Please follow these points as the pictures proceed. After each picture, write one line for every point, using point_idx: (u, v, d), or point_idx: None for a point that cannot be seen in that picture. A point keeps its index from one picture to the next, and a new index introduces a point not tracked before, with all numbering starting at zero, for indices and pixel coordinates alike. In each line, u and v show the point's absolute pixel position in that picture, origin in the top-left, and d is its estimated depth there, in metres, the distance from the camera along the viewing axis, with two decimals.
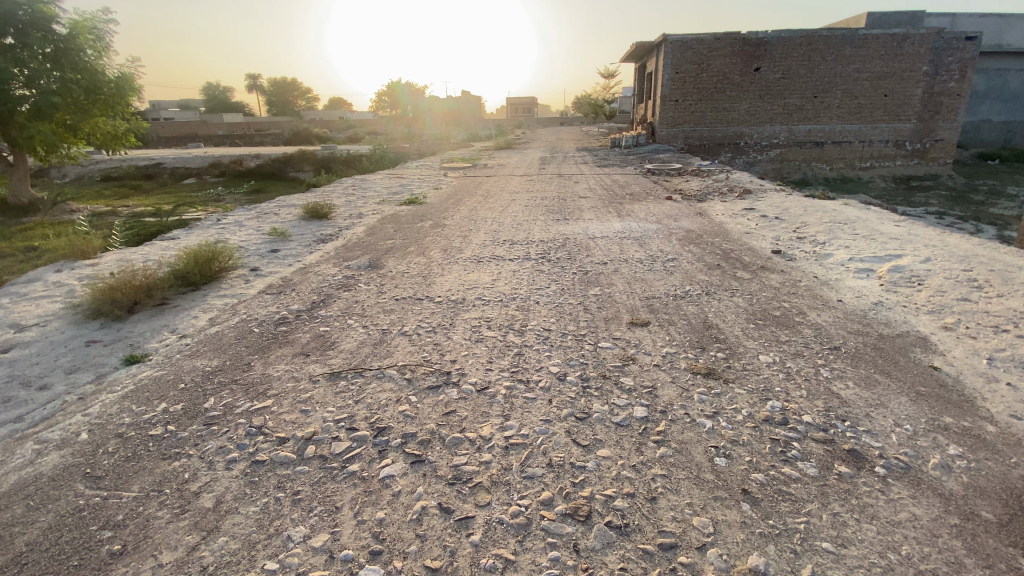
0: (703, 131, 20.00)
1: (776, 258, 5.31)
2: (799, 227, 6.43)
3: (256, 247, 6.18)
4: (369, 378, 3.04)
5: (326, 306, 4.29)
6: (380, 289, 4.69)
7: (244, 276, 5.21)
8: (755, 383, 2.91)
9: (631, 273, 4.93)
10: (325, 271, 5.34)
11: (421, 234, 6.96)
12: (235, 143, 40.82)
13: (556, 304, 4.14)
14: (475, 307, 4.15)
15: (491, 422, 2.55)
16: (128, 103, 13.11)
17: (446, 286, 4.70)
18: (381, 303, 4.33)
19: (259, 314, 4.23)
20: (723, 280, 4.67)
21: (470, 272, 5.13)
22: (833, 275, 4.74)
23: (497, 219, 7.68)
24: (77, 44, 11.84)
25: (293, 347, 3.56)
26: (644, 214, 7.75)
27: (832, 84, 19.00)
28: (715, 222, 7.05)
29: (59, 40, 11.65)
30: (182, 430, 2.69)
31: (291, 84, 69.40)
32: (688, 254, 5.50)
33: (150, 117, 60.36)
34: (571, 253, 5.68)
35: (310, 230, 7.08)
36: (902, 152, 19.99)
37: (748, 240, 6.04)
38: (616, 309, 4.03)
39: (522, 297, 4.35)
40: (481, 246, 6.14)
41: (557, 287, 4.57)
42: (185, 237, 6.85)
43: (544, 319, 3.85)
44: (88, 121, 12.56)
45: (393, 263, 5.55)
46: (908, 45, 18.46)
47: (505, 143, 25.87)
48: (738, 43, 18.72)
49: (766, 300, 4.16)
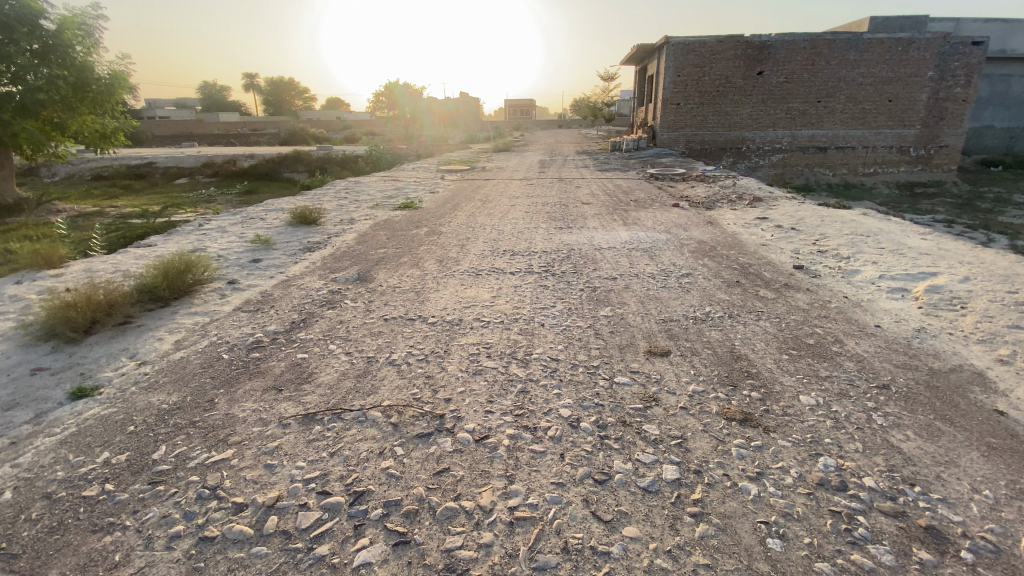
0: (705, 135, 19.69)
1: (798, 274, 4.91)
2: (819, 239, 6.03)
3: (236, 255, 5.75)
4: (348, 423, 2.61)
5: (306, 328, 3.85)
6: (368, 307, 4.25)
7: (220, 289, 4.77)
8: (801, 434, 2.49)
9: (643, 290, 4.51)
10: (310, 285, 4.90)
11: (416, 242, 6.54)
12: (231, 143, 40.35)
13: (563, 327, 3.71)
14: (473, 330, 3.72)
15: (493, 486, 2.12)
16: (117, 100, 12.66)
17: (441, 304, 4.26)
18: (368, 324, 3.89)
19: (231, 336, 3.79)
20: (745, 299, 4.26)
21: (468, 288, 4.70)
22: (864, 296, 4.33)
23: (496, 226, 7.27)
24: (65, 41, 11.35)
25: (265, 379, 3.12)
26: (651, 222, 7.36)
27: (836, 89, 18.67)
28: (728, 233, 6.65)
29: (45, 36, 11.14)
30: (123, 491, 2.24)
31: (288, 83, 68.92)
32: (703, 269, 5.10)
33: (147, 115, 59.95)
34: (576, 266, 5.26)
35: (297, 237, 6.65)
36: (906, 158, 19.69)
37: (766, 253, 5.64)
38: (630, 334, 3.60)
39: (525, 317, 3.92)
40: (479, 256, 5.72)
41: (563, 306, 4.15)
42: (163, 243, 6.41)
43: (550, 346, 3.42)
44: (76, 120, 12.06)
45: (384, 276, 5.12)
46: (913, 50, 18.19)
47: (503, 145, 25.47)
48: (741, 46, 18.39)
49: (795, 325, 3.75)
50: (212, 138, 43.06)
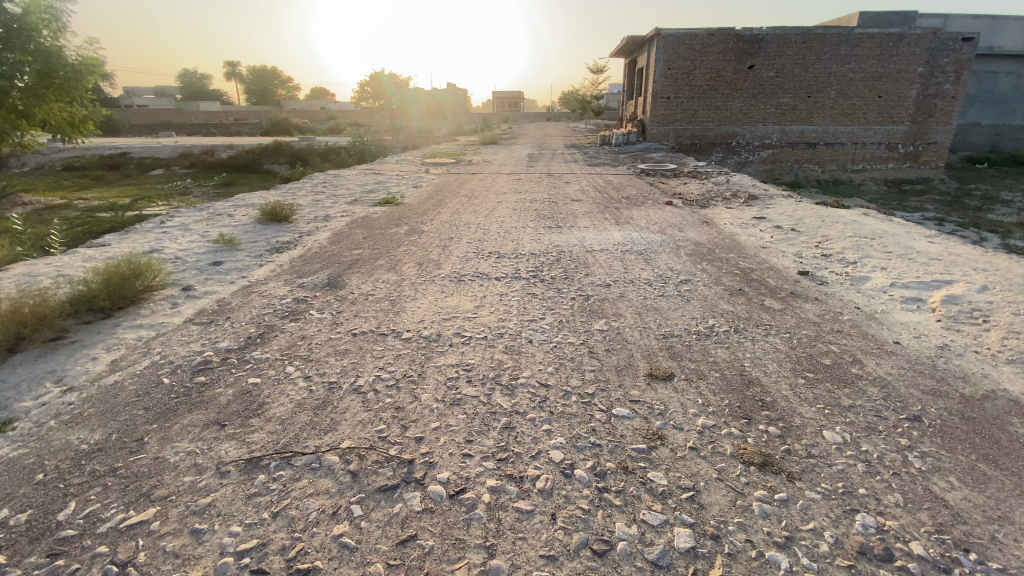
0: (695, 130, 19.38)
1: (804, 281, 4.57)
2: (822, 241, 5.71)
3: (195, 257, 5.25)
4: (299, 473, 2.20)
5: (263, 346, 3.41)
6: (335, 319, 3.80)
7: (172, 297, 4.29)
8: (830, 483, 2.14)
9: (640, 300, 4.13)
10: (274, 292, 4.44)
11: (394, 242, 6.09)
12: (212, 133, 39.20)
13: (553, 344, 3.32)
14: (452, 348, 3.30)
15: (469, 563, 1.74)
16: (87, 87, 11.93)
17: (417, 317, 3.83)
18: (333, 341, 3.44)
19: (177, 356, 3.33)
20: (750, 311, 3.91)
21: (447, 296, 4.27)
22: (878, 307, 4.00)
23: (482, 225, 6.86)
24: (32, 26, 10.63)
25: (209, 410, 2.70)
26: (645, 222, 7.00)
27: (827, 84, 18.46)
28: (725, 234, 6.31)
29: (11, 21, 10.41)
30: (12, 568, 1.81)
31: (271, 73, 67.32)
32: (703, 274, 4.74)
33: (124, 103, 58.12)
34: (567, 271, 4.87)
35: (264, 236, 6.15)
36: (895, 155, 19.59)
37: (767, 257, 5.31)
38: (628, 353, 3.21)
39: (511, 332, 3.52)
40: (462, 259, 5.31)
41: (553, 317, 3.76)
42: (117, 242, 5.88)
43: (539, 367, 3.03)
44: (43, 108, 11.30)
45: (357, 281, 4.68)
46: (903, 45, 18.03)
47: (491, 138, 24.95)
48: (732, 40, 18.07)
49: (808, 341, 3.41)
50: (191, 128, 41.75)
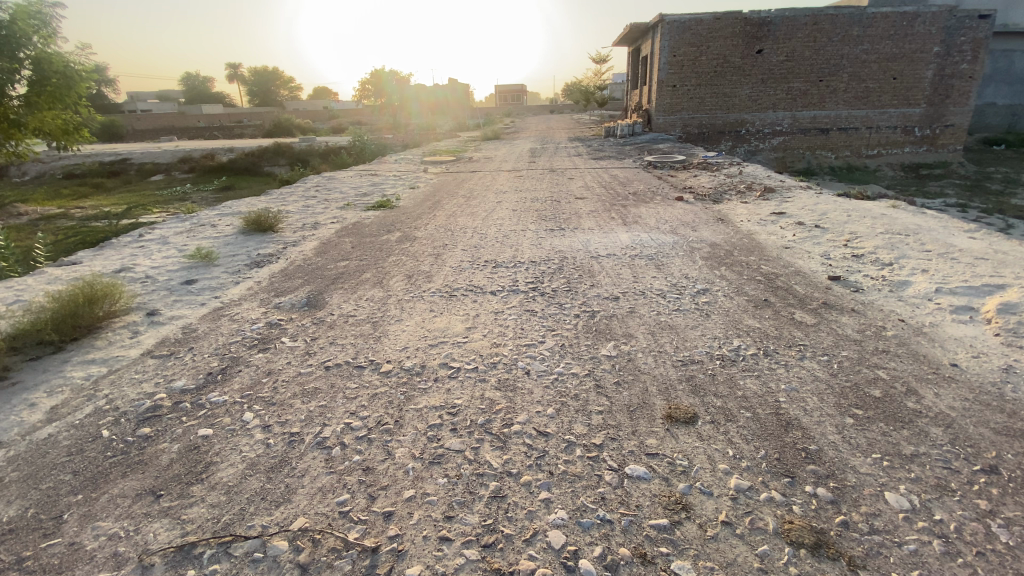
0: (703, 118, 18.70)
1: (837, 288, 4.07)
2: (851, 240, 5.19)
3: (166, 276, 4.86)
4: (237, 567, 1.77)
5: (222, 386, 2.99)
6: (308, 349, 3.38)
7: (134, 324, 3.90)
8: (904, 573, 1.68)
9: (652, 317, 3.64)
10: (245, 316, 4.02)
11: (384, 252, 5.66)
12: (215, 135, 39.04)
13: (553, 377, 2.86)
14: (436, 385, 2.84)
15: None
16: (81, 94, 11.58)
17: (399, 343, 3.37)
18: (301, 378, 3.01)
19: (125, 400, 2.93)
20: (779, 327, 3.42)
21: (435, 316, 3.82)
22: (924, 319, 3.48)
23: (478, 229, 6.42)
24: (20, 34, 10.28)
25: (146, 476, 2.30)
26: (654, 221, 6.51)
27: (839, 67, 17.72)
28: (742, 233, 5.80)
29: None
30: None
31: (272, 74, 67.03)
32: (722, 282, 4.25)
33: (128, 109, 58.34)
34: (570, 282, 4.39)
35: (245, 249, 5.74)
36: (911, 138, 18.77)
37: (792, 259, 4.81)
38: (642, 386, 2.74)
39: (505, 361, 3.07)
40: (455, 270, 4.87)
41: (554, 341, 3.29)
42: (89, 260, 5.49)
43: (537, 409, 2.57)
44: (36, 117, 10.92)
45: (339, 299, 4.26)
46: (919, 24, 17.26)
47: (493, 133, 24.40)
48: (739, 23, 17.36)
49: (850, 367, 2.93)
50: (192, 131, 41.57)
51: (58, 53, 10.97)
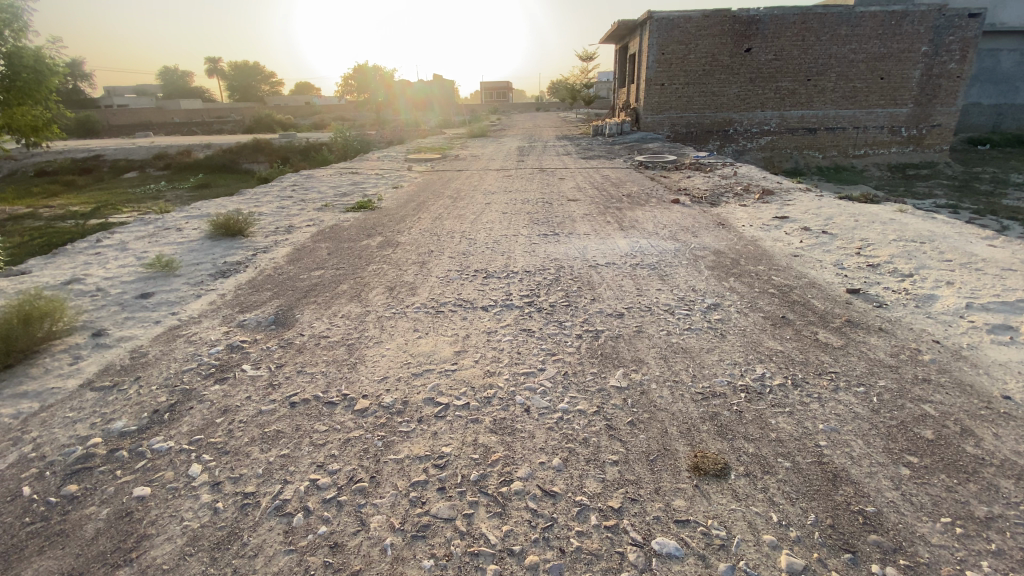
0: (692, 117, 18.48)
1: (858, 303, 3.74)
2: (863, 247, 4.89)
3: (120, 288, 4.36)
4: None
5: (169, 428, 2.53)
6: (272, 380, 2.93)
7: (77, 348, 3.38)
8: None
9: (662, 337, 3.26)
10: (204, 336, 3.55)
11: (364, 259, 5.21)
12: (193, 131, 37.87)
13: (557, 416, 2.46)
14: (420, 429, 2.41)
15: None
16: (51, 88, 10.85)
17: (377, 373, 2.93)
18: (262, 418, 2.57)
19: (52, 445, 2.43)
20: (804, 351, 3.07)
21: (419, 337, 3.39)
22: (961, 339, 3.16)
23: (465, 234, 6.01)
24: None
25: (64, 553, 1.85)
26: (652, 225, 6.18)
27: (827, 66, 17.59)
28: (747, 239, 5.47)
29: None
30: None
31: (252, 68, 65.41)
32: (733, 296, 3.89)
33: (103, 103, 56.51)
34: (568, 295, 4.00)
35: (210, 256, 5.25)
36: (897, 139, 18.75)
37: (804, 269, 4.48)
38: (661, 428, 2.36)
39: (501, 394, 2.66)
40: (442, 282, 4.45)
41: (555, 368, 2.88)
42: (35, 268, 4.94)
43: (541, 460, 2.17)
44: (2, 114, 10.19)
45: (311, 317, 3.82)
46: (906, 24, 17.22)
47: (479, 130, 23.91)
48: (729, 21, 17.12)
49: (891, 401, 2.58)
50: (169, 126, 40.25)
51: (29, 47, 10.26)
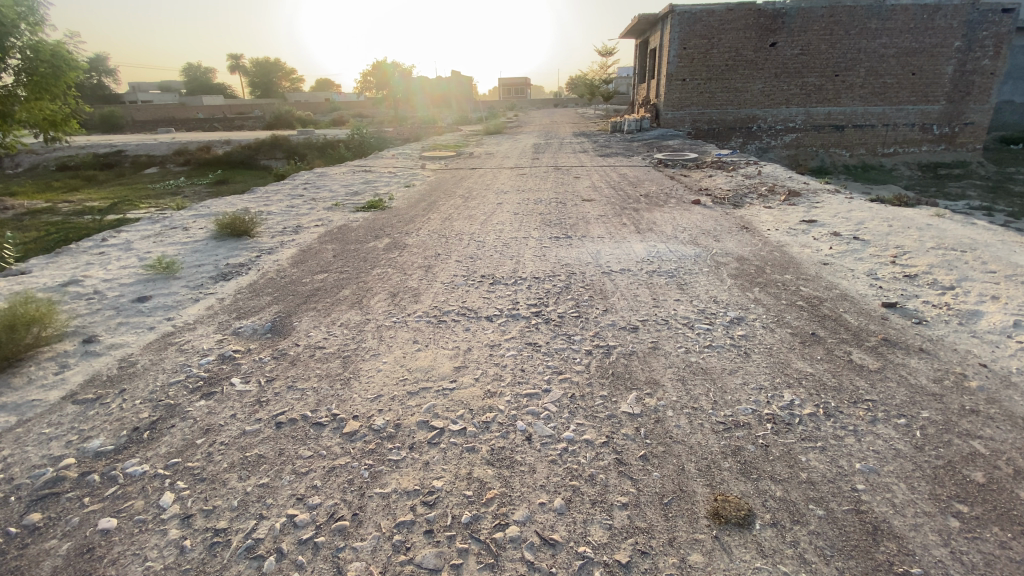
0: (713, 114, 17.96)
1: (895, 319, 3.44)
2: (898, 255, 4.55)
3: (118, 291, 4.26)
4: None
5: (148, 449, 2.38)
6: (261, 396, 2.76)
7: (63, 357, 3.25)
8: None
9: (678, 355, 3.01)
10: (197, 345, 3.41)
11: (369, 262, 5.04)
12: (215, 127, 38.35)
13: (562, 446, 2.23)
14: (411, 459, 2.20)
15: None
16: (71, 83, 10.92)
17: (371, 391, 2.73)
18: (245, 440, 2.39)
19: (23, 466, 2.30)
20: (837, 374, 2.79)
21: (419, 350, 3.19)
22: (1014, 364, 2.84)
23: (475, 236, 5.81)
24: (8, 23, 9.61)
25: None
26: (671, 228, 5.90)
27: (856, 61, 16.93)
28: (772, 245, 5.16)
29: None
30: None
31: (274, 65, 66.16)
32: (758, 309, 3.62)
33: (129, 100, 57.68)
34: (579, 305, 3.76)
35: (213, 257, 5.13)
36: (929, 137, 17.97)
37: (834, 279, 4.18)
38: (677, 464, 2.12)
39: (502, 418, 2.45)
40: (447, 288, 4.25)
41: (561, 390, 2.65)
42: (37, 269, 4.87)
43: (541, 501, 1.95)
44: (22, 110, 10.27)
45: (310, 325, 3.66)
46: (940, 17, 16.47)
47: (495, 127, 23.67)
48: (754, 15, 16.58)
49: (937, 436, 2.30)
50: (192, 122, 40.82)
51: (49, 42, 10.32)
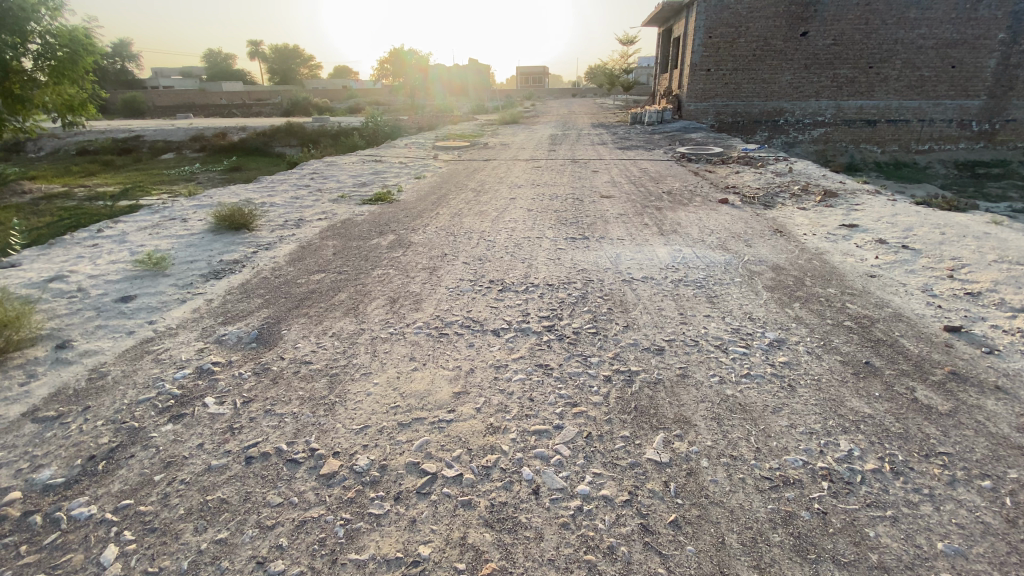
0: (739, 106, 17.20)
1: (961, 346, 2.99)
2: (955, 269, 4.07)
3: (101, 289, 3.98)
4: None
5: (100, 485, 2.07)
6: (235, 422, 2.44)
7: (29, 366, 2.96)
8: None
9: (712, 386, 2.62)
10: (176, 355, 3.10)
11: (371, 262, 4.70)
12: (233, 113, 38.35)
13: (577, 504, 1.87)
14: (398, 516, 1.85)
15: None
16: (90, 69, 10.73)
17: (357, 420, 2.39)
18: (210, 479, 2.08)
19: None
20: (901, 416, 2.37)
21: (415, 370, 2.84)
22: None
23: (484, 234, 5.44)
24: (27, 7, 9.38)
25: None
26: (698, 230, 5.45)
27: (892, 53, 16.06)
28: (810, 252, 4.70)
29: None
30: None
31: (292, 52, 66.00)
32: (801, 330, 3.20)
33: (151, 84, 58.02)
34: (597, 319, 3.38)
35: (207, 253, 4.84)
36: (967, 134, 17.01)
37: (885, 295, 3.72)
38: (716, 535, 1.75)
39: (506, 463, 2.09)
40: (452, 294, 3.90)
41: (576, 428, 2.28)
42: (24, 262, 4.60)
43: None
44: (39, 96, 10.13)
45: (300, 334, 3.33)
46: (983, 8, 15.47)
47: (512, 116, 23.12)
48: (785, 2, 15.78)
49: None
50: (211, 108, 40.83)
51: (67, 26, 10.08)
